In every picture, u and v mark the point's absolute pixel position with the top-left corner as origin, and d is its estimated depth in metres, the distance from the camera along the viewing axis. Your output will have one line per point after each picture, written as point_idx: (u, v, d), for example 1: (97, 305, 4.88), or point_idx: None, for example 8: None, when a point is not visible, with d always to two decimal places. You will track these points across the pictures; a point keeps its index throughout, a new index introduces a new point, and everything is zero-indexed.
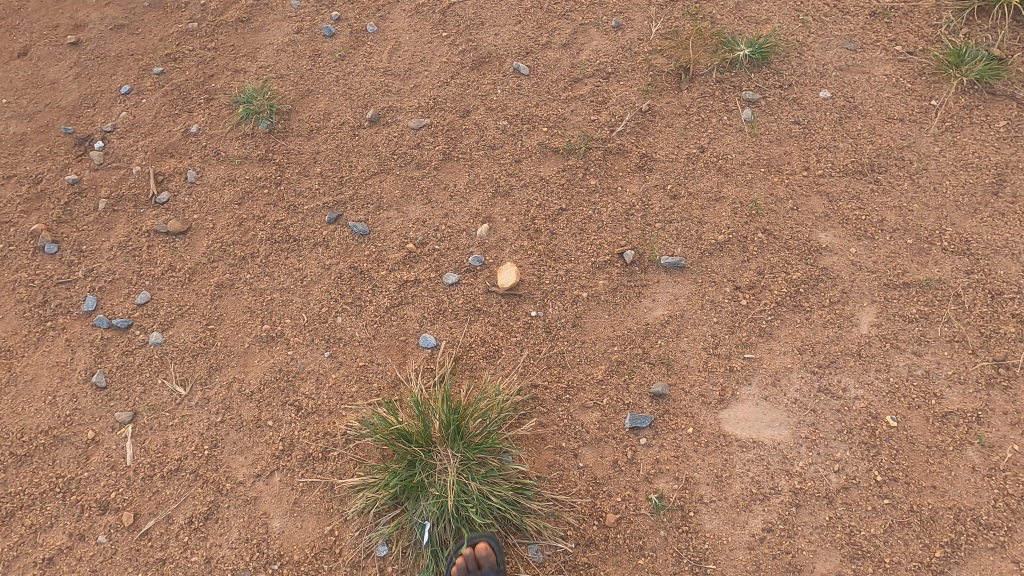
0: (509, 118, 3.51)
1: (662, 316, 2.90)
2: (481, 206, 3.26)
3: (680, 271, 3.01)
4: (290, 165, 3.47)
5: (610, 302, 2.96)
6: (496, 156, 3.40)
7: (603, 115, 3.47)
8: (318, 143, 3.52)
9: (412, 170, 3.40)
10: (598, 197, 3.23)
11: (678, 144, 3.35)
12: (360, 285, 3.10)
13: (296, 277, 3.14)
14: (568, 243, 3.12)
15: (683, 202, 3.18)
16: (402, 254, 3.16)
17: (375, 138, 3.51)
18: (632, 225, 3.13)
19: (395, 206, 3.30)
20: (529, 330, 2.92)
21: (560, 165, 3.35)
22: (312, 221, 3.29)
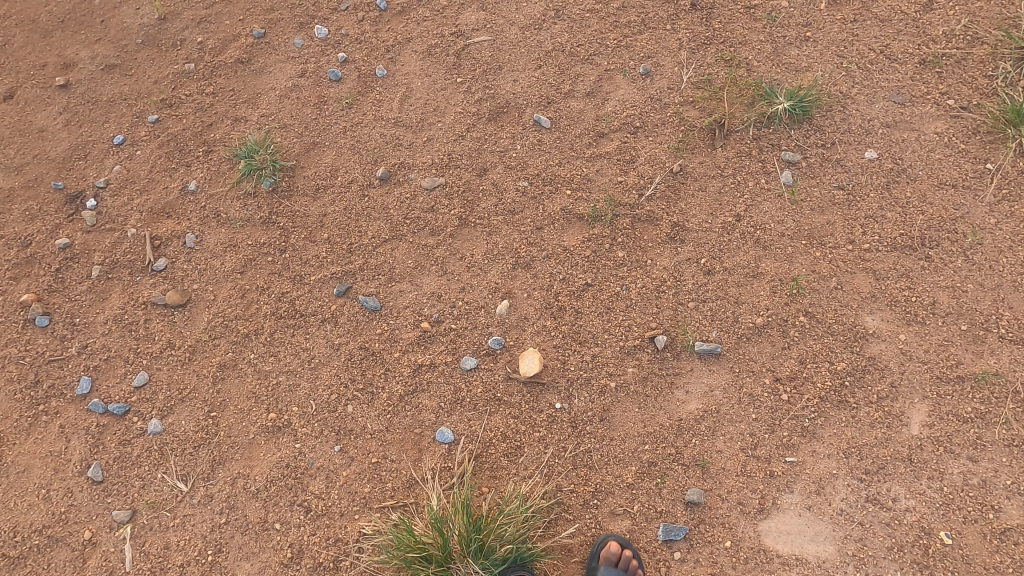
0: (529, 178, 3.27)
1: (697, 410, 2.70)
2: (500, 279, 3.04)
3: (716, 358, 2.80)
4: (296, 229, 3.25)
5: (640, 394, 2.75)
6: (516, 222, 3.17)
7: (630, 176, 3.23)
8: (325, 204, 3.30)
9: (426, 237, 3.18)
10: (626, 272, 3.00)
11: (712, 211, 3.11)
12: (372, 368, 2.90)
13: (303, 358, 2.95)
14: (594, 325, 2.90)
15: (717, 279, 2.96)
16: (415, 334, 2.95)
17: (386, 199, 3.28)
18: (663, 305, 2.91)
19: (408, 278, 3.09)
20: (552, 424, 2.72)
21: (584, 233, 3.12)
22: (320, 294, 3.09)
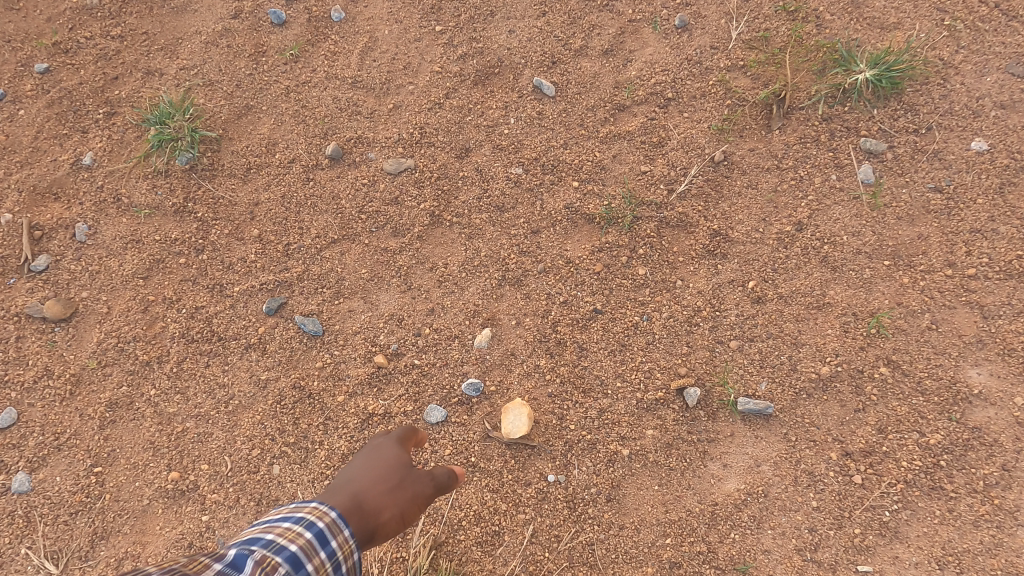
0: (524, 163, 2.49)
1: (736, 492, 2.02)
2: (481, 300, 2.31)
3: (764, 420, 2.09)
4: (218, 222, 2.49)
5: (661, 466, 2.06)
6: (504, 223, 2.42)
7: (658, 165, 2.45)
8: (258, 190, 2.54)
9: (386, 239, 2.44)
10: (648, 296, 2.27)
11: (765, 216, 2.34)
12: (308, 415, 2.21)
13: (219, 397, 2.25)
14: (602, 367, 2.18)
15: (769, 310, 2.22)
16: (366, 370, 2.24)
17: (336, 187, 2.52)
18: (694, 344, 2.20)
19: (361, 293, 2.36)
20: (542, 503, 2.04)
21: (593, 241, 2.36)
22: (246, 311, 2.36)
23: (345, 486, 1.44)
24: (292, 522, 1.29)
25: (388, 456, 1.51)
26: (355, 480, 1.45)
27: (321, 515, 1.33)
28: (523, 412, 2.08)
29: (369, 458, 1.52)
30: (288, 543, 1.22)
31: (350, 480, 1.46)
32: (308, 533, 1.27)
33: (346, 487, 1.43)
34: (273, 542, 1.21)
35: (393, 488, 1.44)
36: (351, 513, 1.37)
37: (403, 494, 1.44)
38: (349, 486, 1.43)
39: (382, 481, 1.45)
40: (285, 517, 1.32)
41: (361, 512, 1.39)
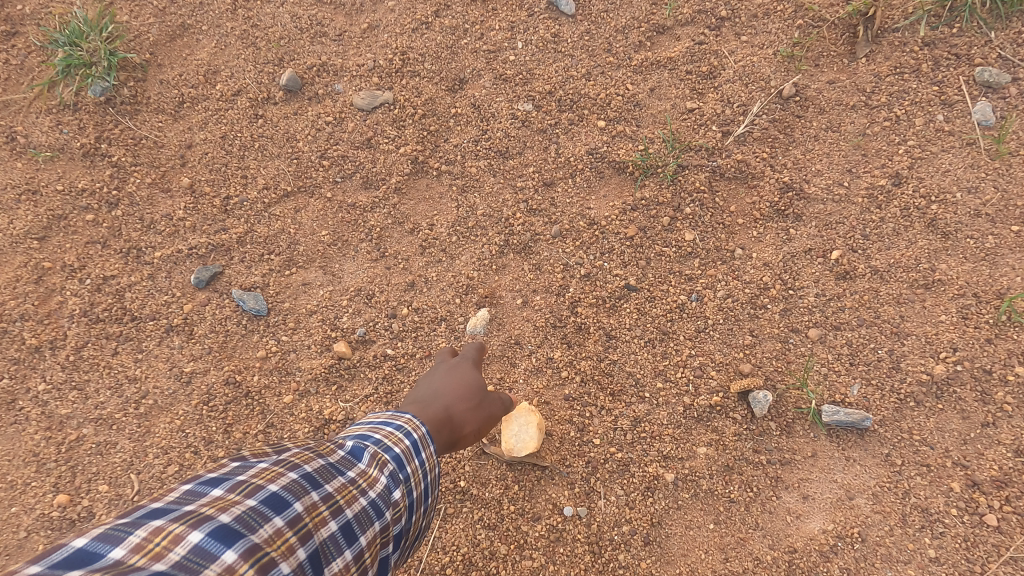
0: (534, 97, 1.92)
1: (821, 535, 1.48)
2: (476, 272, 1.76)
3: (857, 436, 1.54)
4: (139, 169, 1.93)
5: (717, 497, 1.52)
6: (508, 173, 1.86)
7: (708, 101, 1.88)
8: (192, 129, 1.98)
9: (354, 192, 1.87)
10: (696, 269, 1.72)
11: (850, 167, 1.78)
12: (245, 420, 1.67)
13: (127, 395, 1.70)
14: (637, 362, 1.64)
15: (859, 289, 1.67)
16: (324, 362, 1.70)
17: (292, 126, 1.96)
18: (759, 333, 1.65)
19: (319, 261, 1.81)
20: (556, 546, 1.51)
21: (624, 197, 1.81)
22: (168, 282, 1.81)
23: (427, 400, 1.32)
24: (392, 426, 1.14)
25: (464, 361, 1.47)
26: (438, 396, 1.33)
27: (414, 428, 1.16)
28: (534, 421, 1.53)
29: (442, 370, 1.45)
30: (395, 443, 1.09)
31: (430, 388, 1.38)
32: (409, 440, 1.11)
33: (428, 399, 1.32)
34: (380, 439, 1.08)
35: (475, 398, 1.36)
36: (440, 424, 1.26)
37: (488, 399, 1.40)
38: (430, 397, 1.33)
39: (462, 393, 1.35)
40: (382, 420, 1.16)
41: (449, 423, 1.28)
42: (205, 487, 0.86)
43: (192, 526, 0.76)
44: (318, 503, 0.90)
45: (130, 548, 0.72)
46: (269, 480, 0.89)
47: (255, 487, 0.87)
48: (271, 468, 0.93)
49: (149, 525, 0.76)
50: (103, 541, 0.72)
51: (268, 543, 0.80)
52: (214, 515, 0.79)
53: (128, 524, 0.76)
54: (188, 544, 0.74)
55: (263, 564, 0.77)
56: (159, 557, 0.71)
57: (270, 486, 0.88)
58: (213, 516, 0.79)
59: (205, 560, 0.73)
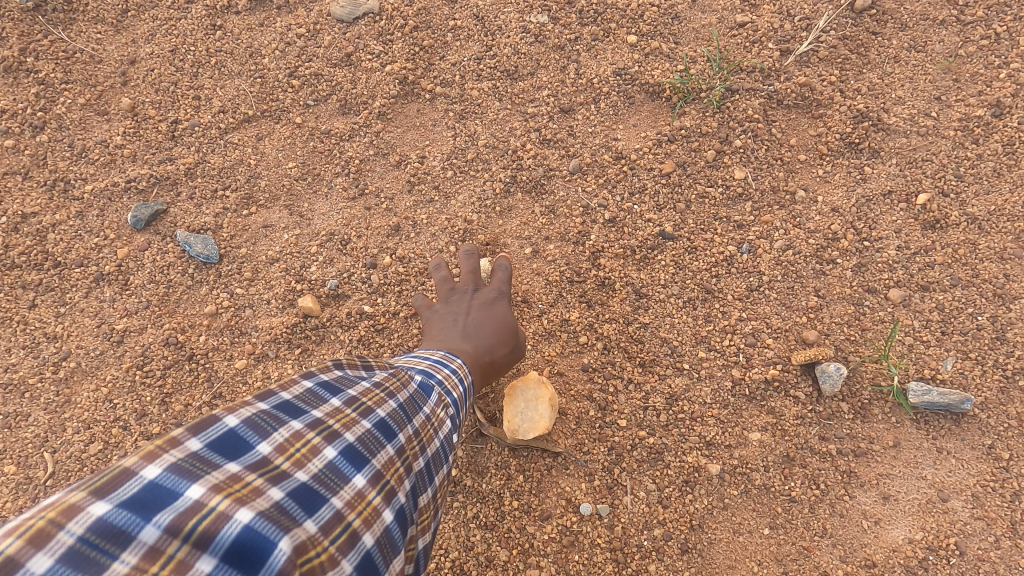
0: (549, 7, 1.57)
1: (907, 546, 1.17)
2: (476, 214, 1.44)
3: (952, 423, 1.22)
4: (70, 87, 1.60)
5: (775, 496, 1.21)
6: (516, 97, 1.52)
7: (763, 13, 1.53)
8: (137, 42, 1.63)
9: (329, 118, 1.54)
10: (748, 214, 1.39)
11: (939, 93, 1.45)
12: (187, 390, 1.35)
13: (45, 357, 1.39)
14: (673, 326, 1.32)
15: (951, 241, 1.34)
16: (286, 321, 1.38)
17: (256, 40, 1.62)
18: (827, 293, 1.32)
19: (284, 199, 1.48)
20: (570, 552, 1.20)
21: (659, 127, 1.47)
22: (100, 223, 1.48)
23: (464, 338, 1.14)
24: (450, 367, 0.99)
25: (495, 290, 1.27)
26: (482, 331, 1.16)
27: (465, 375, 1.01)
28: (545, 393, 1.23)
29: (468, 298, 1.25)
30: (455, 387, 0.95)
31: (460, 321, 1.19)
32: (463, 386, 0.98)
33: (466, 335, 1.14)
34: (443, 378, 0.94)
35: (512, 340, 1.19)
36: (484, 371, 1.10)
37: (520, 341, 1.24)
38: (469, 332, 1.15)
39: (501, 332, 1.18)
40: (437, 359, 1.01)
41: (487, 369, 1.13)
42: (323, 389, 0.78)
43: (327, 438, 0.70)
44: (414, 437, 0.80)
45: (272, 448, 0.67)
46: (381, 402, 0.79)
47: (367, 407, 0.77)
48: (379, 385, 0.83)
49: (288, 424, 0.70)
50: (246, 428, 0.67)
51: (387, 473, 0.73)
52: (344, 431, 0.72)
53: (269, 414, 0.70)
54: (325, 458, 0.68)
55: (388, 494, 0.71)
56: (300, 465, 0.66)
57: (383, 407, 0.79)
58: (342, 431, 0.72)
59: (338, 481, 0.67)
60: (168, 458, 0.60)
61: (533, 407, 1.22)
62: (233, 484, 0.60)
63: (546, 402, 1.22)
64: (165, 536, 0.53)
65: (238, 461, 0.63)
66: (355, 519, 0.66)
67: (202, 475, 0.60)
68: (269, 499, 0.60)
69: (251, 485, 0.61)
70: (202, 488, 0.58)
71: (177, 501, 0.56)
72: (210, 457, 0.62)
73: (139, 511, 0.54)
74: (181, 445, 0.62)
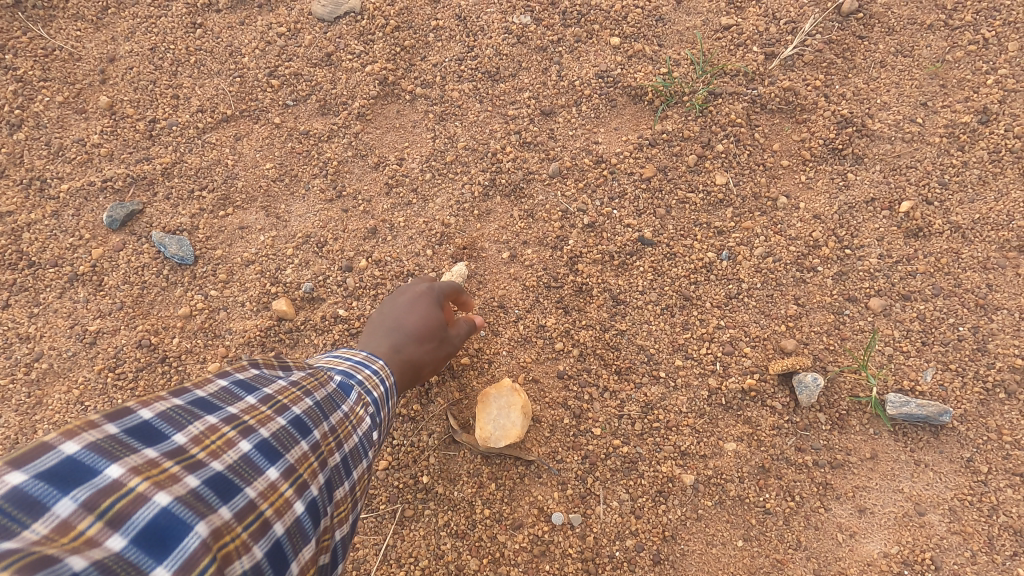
0: (533, 7, 1.55)
1: (881, 560, 1.15)
2: (454, 218, 1.42)
3: (930, 436, 1.20)
4: (49, 85, 1.58)
5: (749, 507, 1.19)
6: (497, 99, 1.50)
7: (749, 16, 1.51)
8: (116, 39, 1.62)
9: (308, 118, 1.52)
10: (729, 220, 1.37)
11: (925, 99, 1.42)
12: (159, 392, 1.34)
13: (18, 358, 1.38)
14: (651, 334, 1.30)
15: (934, 250, 1.32)
16: (260, 323, 1.36)
17: (236, 38, 1.60)
18: (807, 301, 1.30)
19: (261, 201, 1.47)
20: (541, 562, 1.19)
21: (641, 131, 1.45)
22: (76, 223, 1.47)
23: (388, 334, 1.08)
24: (372, 367, 0.95)
25: (421, 281, 1.18)
26: (406, 328, 1.09)
27: (387, 376, 0.97)
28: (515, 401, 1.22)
29: (398, 293, 1.19)
30: (377, 387, 0.92)
31: (383, 318, 1.12)
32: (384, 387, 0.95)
33: (383, 334, 1.07)
34: (364, 378, 0.91)
35: (440, 336, 1.11)
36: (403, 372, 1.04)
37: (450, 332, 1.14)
38: (386, 332, 1.08)
39: (423, 327, 1.09)
40: (359, 359, 0.96)
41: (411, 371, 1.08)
42: (239, 387, 0.75)
43: (243, 431, 0.69)
44: (331, 433, 0.78)
45: (186, 439, 0.65)
46: (298, 400, 0.77)
47: (282, 404, 0.75)
48: (296, 384, 0.80)
49: (205, 417, 0.68)
50: (161, 420, 0.65)
51: (302, 466, 0.72)
52: (260, 426, 0.70)
53: (186, 406, 0.69)
54: (240, 451, 0.67)
55: (302, 487, 0.70)
56: (217, 454, 0.65)
57: (300, 404, 0.77)
58: (258, 426, 0.70)
59: (252, 472, 0.66)
60: (87, 438, 0.58)
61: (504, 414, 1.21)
62: (150, 468, 0.59)
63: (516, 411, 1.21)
64: (79, 511, 0.52)
65: (156, 446, 0.62)
66: (268, 508, 0.65)
67: (120, 457, 0.58)
68: (185, 485, 0.59)
69: (167, 471, 0.60)
70: (121, 469, 0.57)
71: (94, 479, 0.55)
72: (127, 441, 0.61)
73: (54, 485, 0.53)
74: (96, 426, 0.60)
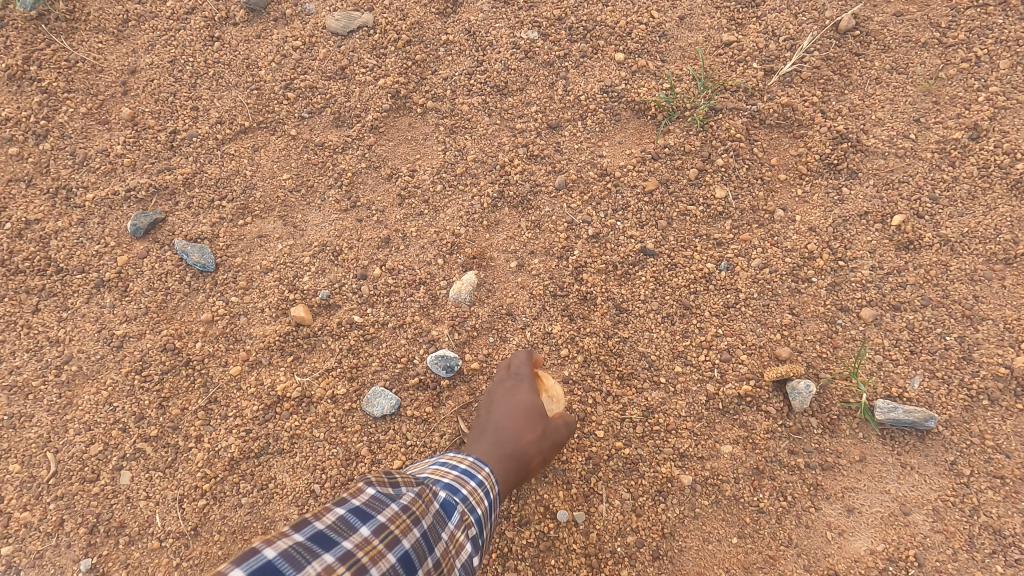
0: (540, 23, 1.61)
1: (868, 557, 1.22)
2: (464, 228, 1.48)
3: (916, 440, 1.27)
4: (73, 96, 1.64)
5: (743, 506, 1.26)
6: (506, 112, 1.56)
7: (749, 33, 1.57)
8: (137, 51, 1.68)
9: (323, 130, 1.58)
10: (727, 232, 1.43)
11: (918, 116, 1.48)
12: (183, 394, 1.41)
13: (48, 360, 1.44)
14: (652, 341, 1.37)
15: (924, 262, 1.38)
16: (279, 329, 1.43)
17: (253, 51, 1.66)
18: (801, 311, 1.37)
19: (279, 210, 1.53)
20: (547, 557, 1.26)
21: (644, 144, 1.51)
22: (101, 230, 1.53)
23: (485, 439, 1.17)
24: (476, 480, 1.03)
25: (513, 374, 1.27)
26: (497, 428, 1.18)
27: (491, 487, 1.05)
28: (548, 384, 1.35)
29: (504, 397, 1.24)
30: (480, 503, 0.99)
31: (485, 422, 1.22)
32: (481, 508, 0.99)
33: (490, 449, 1.14)
34: (467, 494, 0.98)
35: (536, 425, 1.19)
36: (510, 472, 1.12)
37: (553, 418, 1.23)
38: (484, 437, 1.17)
39: (518, 425, 1.18)
40: (465, 469, 1.05)
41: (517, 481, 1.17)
42: (356, 514, 0.79)
43: (358, 571, 0.72)
44: (433, 569, 0.82)
45: None
46: (407, 530, 0.81)
47: (394, 536, 0.79)
48: (407, 509, 0.84)
49: (324, 554, 0.71)
50: (287, 556, 0.69)
51: None
52: (373, 563, 0.74)
53: (307, 543, 0.72)
54: None
55: None
56: None
57: (409, 536, 0.80)
58: (370, 564, 0.74)
59: None
60: None
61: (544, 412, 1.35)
62: None
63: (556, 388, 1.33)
64: None
65: None
66: None
67: None
68: None
69: None
70: None
71: None
72: None
73: None
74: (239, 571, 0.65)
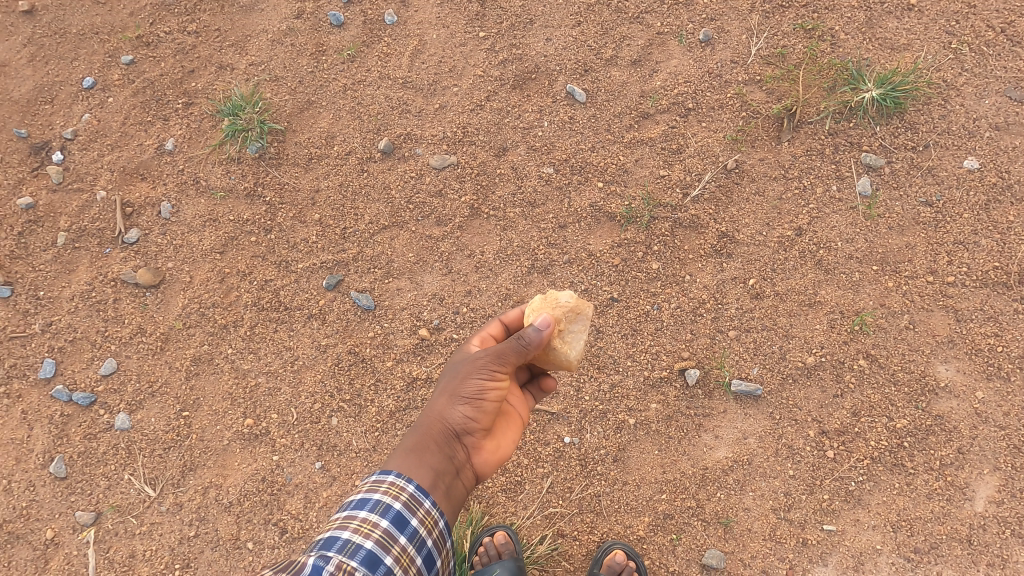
0: (555, 163, 2.79)
1: (725, 459, 2.36)
2: (512, 285, 2.66)
3: (753, 401, 2.42)
4: (284, 206, 2.84)
5: (661, 434, 2.41)
6: (535, 217, 2.73)
7: (675, 170, 2.73)
8: (318, 177, 2.87)
9: (431, 227, 2.76)
10: (658, 288, 2.59)
11: (769, 221, 2.62)
12: (361, 377, 2.59)
13: (285, 358, 2.64)
14: (616, 347, 2.53)
15: (765, 305, 2.52)
16: (412, 341, 2.62)
17: (388, 178, 2.84)
18: (697, 332, 2.52)
19: (407, 274, 2.71)
20: (559, 460, 2.42)
21: (613, 237, 2.67)
22: (307, 285, 2.73)
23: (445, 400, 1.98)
24: (366, 514, 1.66)
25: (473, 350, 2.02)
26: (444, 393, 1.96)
27: (387, 504, 1.68)
28: (585, 311, 2.10)
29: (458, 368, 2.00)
30: (366, 536, 1.60)
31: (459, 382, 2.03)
32: (378, 524, 1.64)
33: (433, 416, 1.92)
34: (353, 534, 1.59)
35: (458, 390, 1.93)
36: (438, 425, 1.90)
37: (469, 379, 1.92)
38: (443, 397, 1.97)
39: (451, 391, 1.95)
40: (362, 506, 1.68)
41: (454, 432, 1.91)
42: None
43: None
44: None
45: None
46: None
47: None
48: None
49: None
50: None
51: None
52: None
53: None
54: None
55: None
56: None
57: None
58: None
59: None
60: None
61: (579, 346, 2.11)
62: None
63: (580, 310, 2.08)
64: None
65: None
66: None
67: None
68: None
69: None
70: None
71: None
72: None
73: None
74: None
